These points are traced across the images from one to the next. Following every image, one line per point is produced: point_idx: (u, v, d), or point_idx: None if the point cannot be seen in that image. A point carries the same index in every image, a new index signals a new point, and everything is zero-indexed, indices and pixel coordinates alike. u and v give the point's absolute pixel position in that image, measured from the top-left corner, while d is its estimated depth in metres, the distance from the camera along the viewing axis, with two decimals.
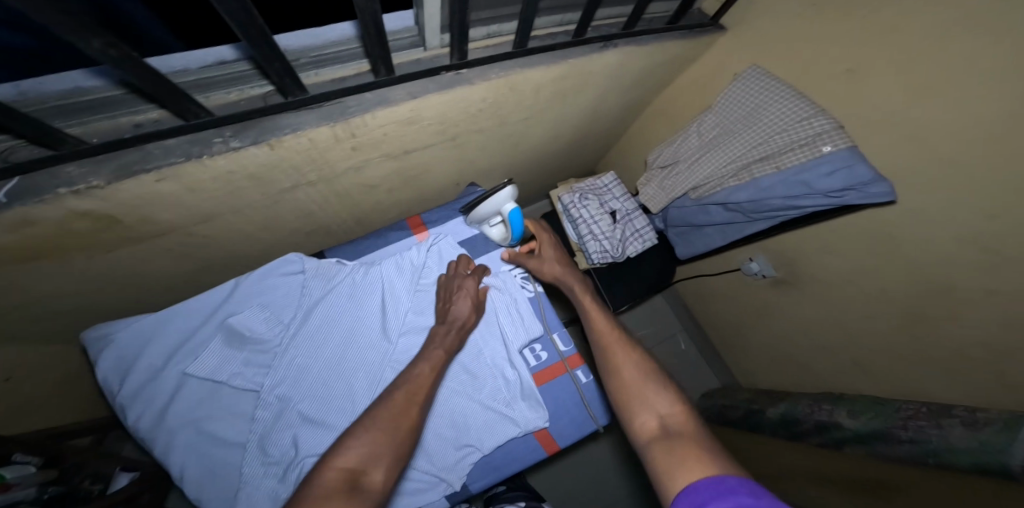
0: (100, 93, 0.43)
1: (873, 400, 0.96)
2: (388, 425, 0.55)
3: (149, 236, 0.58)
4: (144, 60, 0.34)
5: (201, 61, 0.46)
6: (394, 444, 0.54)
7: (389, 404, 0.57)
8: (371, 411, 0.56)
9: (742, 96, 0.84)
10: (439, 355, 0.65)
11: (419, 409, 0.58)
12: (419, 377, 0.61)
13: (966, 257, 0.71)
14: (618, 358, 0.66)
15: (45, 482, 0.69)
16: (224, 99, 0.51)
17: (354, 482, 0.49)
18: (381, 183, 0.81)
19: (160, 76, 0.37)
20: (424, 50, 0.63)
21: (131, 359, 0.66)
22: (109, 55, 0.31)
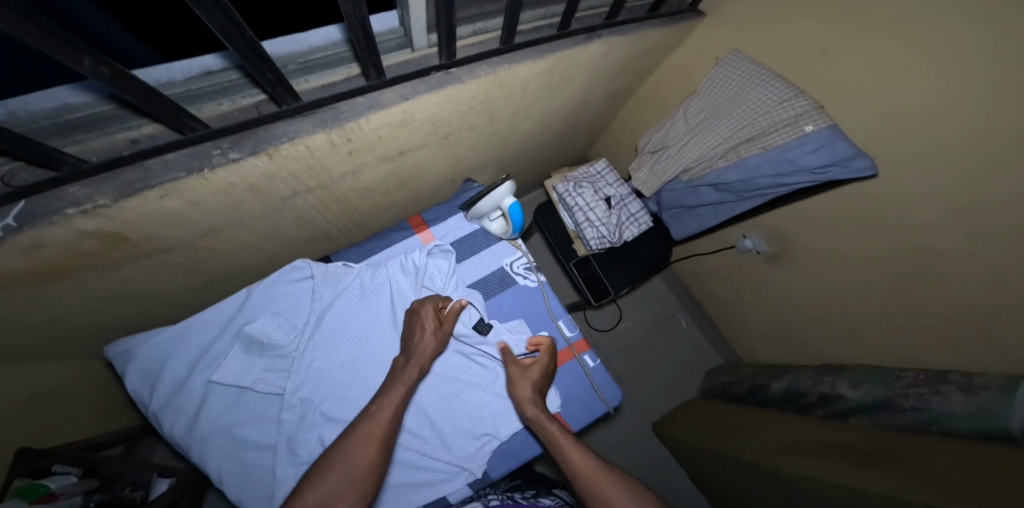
0: (90, 110, 0.45)
1: (872, 369, 0.98)
2: (349, 483, 0.55)
3: (157, 251, 0.61)
4: (133, 73, 0.36)
5: (187, 72, 0.48)
6: (353, 489, 0.55)
7: (352, 454, 0.57)
8: (331, 458, 0.57)
9: (725, 80, 0.86)
10: (399, 391, 0.64)
11: (377, 452, 0.58)
12: (376, 419, 0.61)
13: (951, 224, 0.73)
14: (597, 481, 0.60)
15: (89, 490, 0.81)
16: (217, 110, 0.53)
17: None
18: (378, 185, 0.83)
19: (153, 91, 0.39)
20: (412, 50, 0.65)
21: (156, 371, 0.70)
22: (101, 71, 0.33)
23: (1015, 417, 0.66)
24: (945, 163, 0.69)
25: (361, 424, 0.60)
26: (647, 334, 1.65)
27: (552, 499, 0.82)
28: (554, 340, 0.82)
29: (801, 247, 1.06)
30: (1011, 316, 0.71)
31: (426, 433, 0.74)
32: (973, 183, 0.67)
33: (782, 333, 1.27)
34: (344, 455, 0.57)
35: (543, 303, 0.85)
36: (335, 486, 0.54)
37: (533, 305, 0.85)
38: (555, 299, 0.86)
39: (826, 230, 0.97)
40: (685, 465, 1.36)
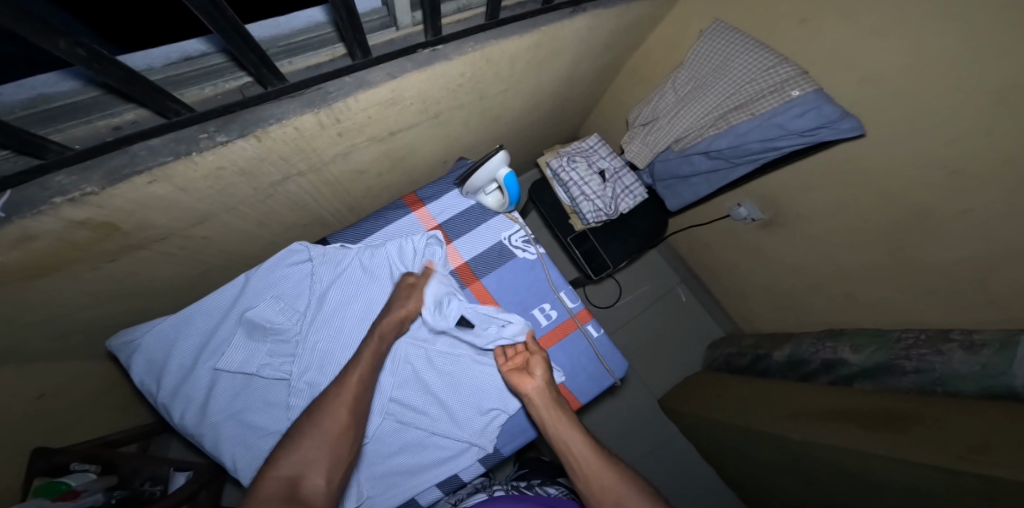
0: (72, 97, 0.43)
1: (873, 332, 0.99)
2: (326, 449, 0.60)
3: (149, 242, 0.60)
4: (114, 59, 0.34)
5: (163, 59, 0.46)
6: (329, 452, 0.60)
7: (326, 422, 0.61)
8: (308, 428, 0.61)
9: (711, 50, 0.85)
10: (371, 355, 0.67)
11: (348, 417, 0.62)
12: (347, 387, 0.64)
13: (942, 180, 0.72)
14: (599, 475, 0.65)
15: (108, 488, 0.83)
16: (200, 95, 0.50)
17: (293, 487, 0.57)
18: (370, 167, 0.83)
19: (134, 75, 0.37)
20: (396, 29, 0.63)
21: (161, 361, 0.70)
22: (78, 55, 0.31)
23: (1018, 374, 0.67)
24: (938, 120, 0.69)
25: (332, 392, 0.63)
26: (648, 309, 1.66)
27: (557, 488, 0.85)
28: (556, 311, 0.82)
29: (796, 213, 1.06)
30: (1007, 271, 0.71)
31: (433, 410, 0.76)
32: (962, 138, 0.66)
33: (781, 301, 1.27)
34: (317, 425, 0.61)
35: (543, 274, 0.84)
36: (310, 452, 0.59)
37: (533, 277, 0.84)
38: (554, 270, 0.85)
39: (818, 194, 0.97)
40: (690, 436, 1.39)
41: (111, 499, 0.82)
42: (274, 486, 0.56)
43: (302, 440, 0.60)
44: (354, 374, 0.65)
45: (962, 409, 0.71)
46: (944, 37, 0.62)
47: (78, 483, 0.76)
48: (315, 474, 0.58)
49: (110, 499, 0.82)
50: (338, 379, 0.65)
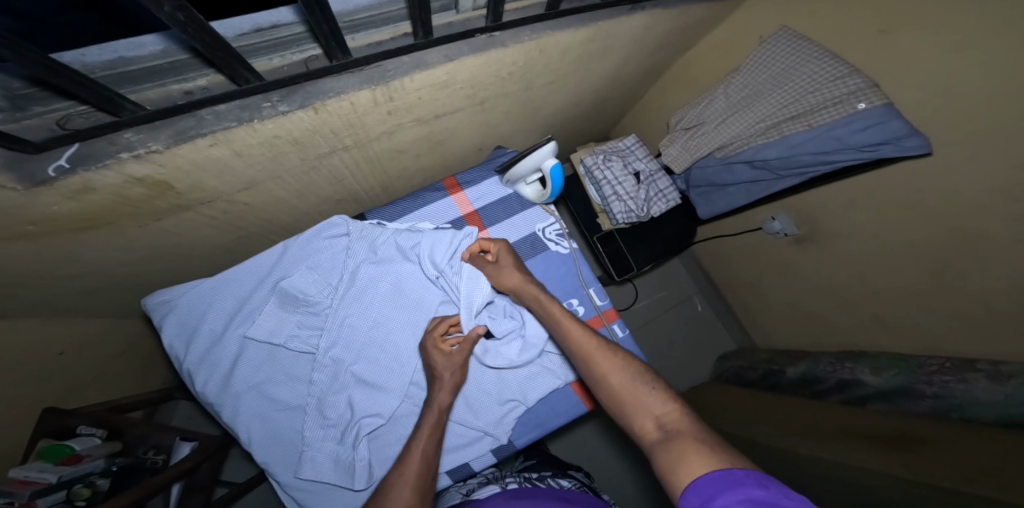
0: (150, 61, 0.41)
1: (896, 356, 0.99)
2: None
3: (195, 205, 0.60)
4: (203, 20, 0.35)
5: (238, 29, 0.44)
6: None
7: (393, 493, 0.55)
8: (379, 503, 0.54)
9: (772, 58, 0.85)
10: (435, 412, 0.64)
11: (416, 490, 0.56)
12: (415, 450, 0.60)
13: (1001, 207, 0.71)
14: (601, 364, 0.58)
15: (110, 454, 0.79)
16: (268, 65, 0.50)
17: None
18: (411, 147, 0.82)
19: (209, 29, 0.36)
20: (456, 13, 0.62)
21: (193, 323, 0.70)
22: (177, 18, 0.32)
23: None
24: (998, 148, 0.68)
25: (399, 462, 0.59)
26: (661, 315, 1.66)
27: (570, 481, 0.85)
28: (584, 307, 0.82)
29: (832, 231, 1.06)
30: None
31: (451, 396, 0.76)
32: None
33: (802, 318, 1.27)
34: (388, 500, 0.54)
35: (575, 269, 0.84)
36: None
37: (564, 271, 0.83)
38: (586, 266, 0.84)
39: (860, 213, 0.98)
40: None
41: (112, 467, 0.77)
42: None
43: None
44: (419, 440, 0.61)
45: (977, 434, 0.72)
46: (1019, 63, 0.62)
47: (82, 447, 0.74)
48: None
49: (112, 465, 0.77)
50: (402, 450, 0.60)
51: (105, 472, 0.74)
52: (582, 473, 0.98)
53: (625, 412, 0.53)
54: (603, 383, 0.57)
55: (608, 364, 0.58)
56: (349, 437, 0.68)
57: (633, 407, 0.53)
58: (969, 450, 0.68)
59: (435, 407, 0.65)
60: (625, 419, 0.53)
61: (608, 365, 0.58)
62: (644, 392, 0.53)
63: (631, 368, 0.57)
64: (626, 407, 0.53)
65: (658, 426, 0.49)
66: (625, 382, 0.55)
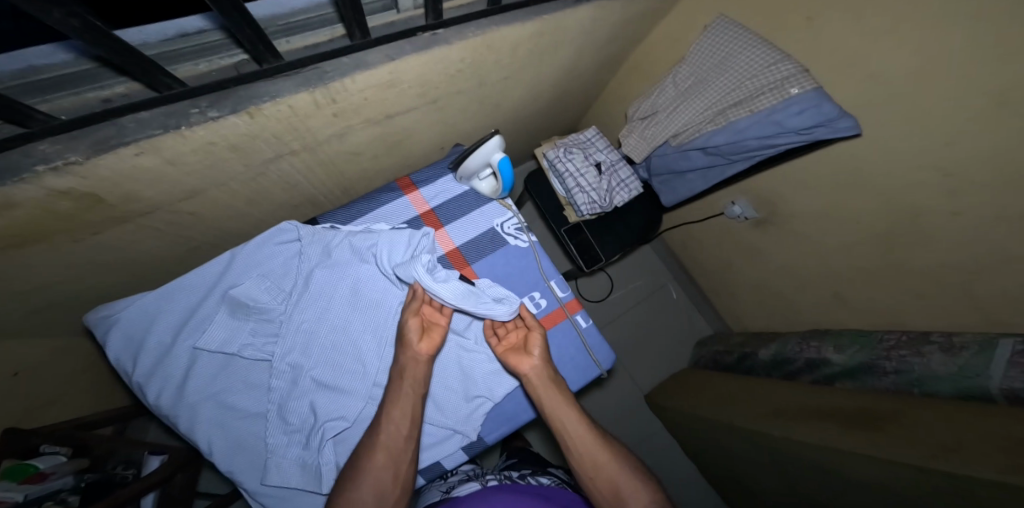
0: (63, 70, 0.41)
1: (857, 333, 1.03)
2: (375, 491, 0.58)
3: (134, 215, 0.59)
4: (110, 30, 0.33)
5: (161, 35, 0.43)
6: (387, 491, 0.59)
7: (366, 461, 0.59)
8: (354, 471, 0.59)
9: (713, 46, 0.87)
10: (407, 383, 0.66)
11: (389, 459, 0.60)
12: (387, 422, 0.62)
13: (938, 184, 0.76)
14: (599, 460, 0.63)
15: (79, 470, 0.80)
16: (195, 71, 0.48)
17: None
18: (365, 149, 0.82)
19: (125, 44, 0.35)
20: (397, 12, 0.61)
21: (140, 337, 0.69)
22: (71, 25, 0.30)
23: (995, 377, 0.70)
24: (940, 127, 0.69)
25: (372, 432, 0.62)
26: (639, 304, 1.68)
27: (550, 478, 0.86)
28: (546, 300, 0.83)
29: (791, 212, 1.10)
30: (992, 276, 0.76)
31: None
32: (956, 141, 0.70)
33: (772, 300, 1.30)
34: (358, 472, 0.59)
35: (535, 262, 0.85)
36: (358, 492, 0.57)
37: (524, 265, 0.84)
38: (546, 258, 0.85)
39: (816, 194, 1.01)
40: (675, 433, 1.41)
41: (81, 483, 0.79)
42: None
43: (350, 485, 0.58)
44: (392, 410, 0.64)
45: (938, 407, 0.74)
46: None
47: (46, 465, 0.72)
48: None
49: (81, 482, 0.79)
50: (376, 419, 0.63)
51: (73, 490, 0.77)
52: (561, 469, 0.99)
53: None
54: (598, 476, 0.62)
55: (605, 459, 0.63)
56: (313, 440, 0.68)
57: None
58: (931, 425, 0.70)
59: (408, 378, 0.67)
60: None
61: (606, 459, 0.63)
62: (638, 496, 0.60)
63: (626, 466, 0.63)
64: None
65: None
66: (625, 486, 0.61)
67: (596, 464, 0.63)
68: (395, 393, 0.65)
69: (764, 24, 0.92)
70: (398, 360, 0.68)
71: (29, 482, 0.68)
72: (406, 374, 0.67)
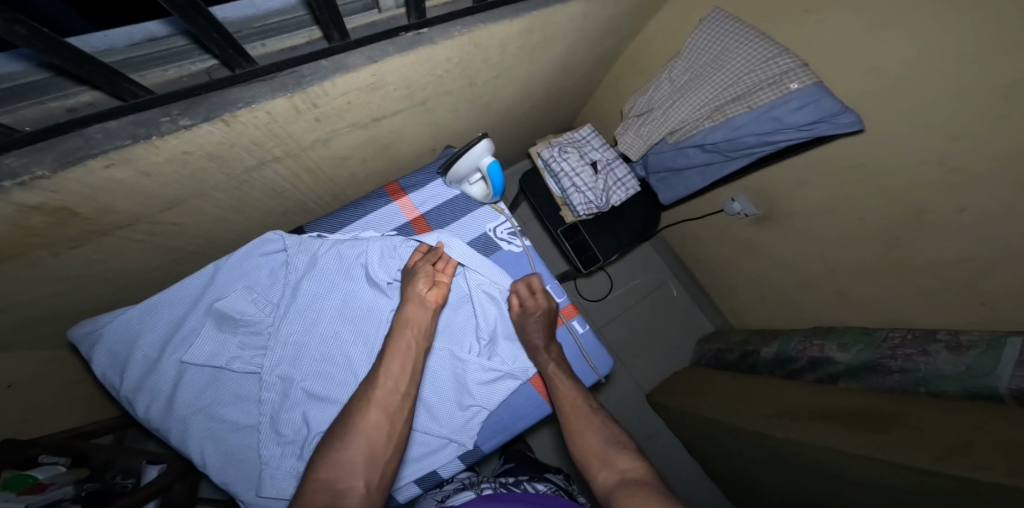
0: (16, 78, 0.39)
1: (861, 330, 1.01)
2: (365, 452, 0.57)
3: (113, 229, 0.57)
4: (57, 37, 0.30)
5: (127, 39, 0.41)
6: (374, 449, 0.58)
7: (358, 421, 0.59)
8: (344, 430, 0.58)
9: (708, 40, 0.84)
10: (407, 340, 0.66)
11: (383, 418, 0.60)
12: (383, 379, 0.62)
13: (941, 178, 0.74)
14: (580, 427, 0.69)
15: (80, 480, 0.78)
16: (162, 78, 0.46)
17: (334, 489, 0.53)
18: (353, 153, 0.80)
19: (80, 55, 0.32)
20: (378, 12, 0.59)
21: (125, 353, 0.67)
22: (15, 33, 0.27)
23: (1003, 377, 0.68)
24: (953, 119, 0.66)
25: (366, 388, 0.62)
26: (639, 302, 1.66)
27: (546, 484, 0.85)
28: None
29: (791, 208, 1.07)
30: (999, 272, 0.74)
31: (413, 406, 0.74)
32: (961, 136, 0.68)
33: (775, 297, 1.28)
34: (350, 428, 0.58)
35: (529, 267, 0.83)
36: (347, 452, 0.56)
37: (519, 270, 0.83)
38: (540, 264, 0.84)
39: (816, 190, 0.99)
40: (677, 432, 1.40)
41: (83, 492, 0.77)
42: (319, 485, 0.54)
43: (335, 445, 0.57)
44: (391, 365, 0.63)
45: (945, 408, 0.72)
46: (974, 27, 0.60)
47: (45, 476, 0.69)
48: (353, 477, 0.55)
49: (82, 491, 0.77)
50: (371, 376, 0.63)
51: (76, 498, 0.75)
52: (559, 474, 0.98)
53: (593, 465, 0.65)
54: (579, 441, 0.68)
55: (590, 425, 0.68)
56: (306, 451, 0.67)
57: (601, 462, 0.64)
58: (939, 427, 0.68)
59: (411, 326, 0.67)
60: (593, 472, 0.64)
61: (586, 427, 0.69)
62: (612, 451, 0.65)
63: (603, 431, 0.68)
64: (596, 462, 0.65)
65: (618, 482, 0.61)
66: (600, 442, 0.67)
67: (577, 432, 0.68)
68: (393, 349, 0.65)
69: (756, 18, 0.90)
70: (403, 311, 0.68)
71: (30, 493, 0.65)
72: (411, 324, 0.67)
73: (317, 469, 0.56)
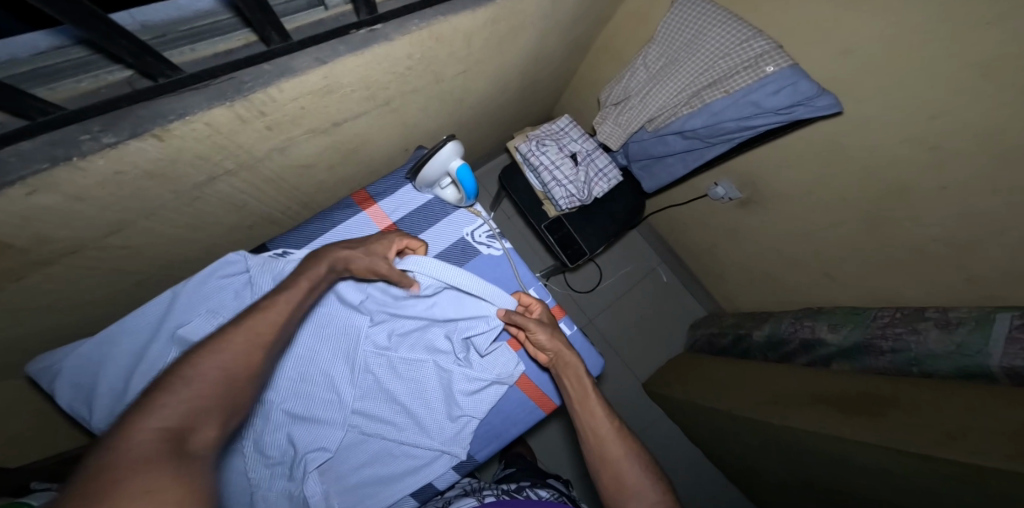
0: None
1: (850, 310, 1.00)
2: (233, 361, 0.44)
3: (56, 258, 0.53)
4: None
5: (30, 47, 0.36)
6: (239, 379, 0.43)
7: (231, 354, 0.44)
8: (176, 369, 0.41)
9: (681, 23, 0.80)
10: (300, 288, 0.57)
11: (268, 354, 0.48)
12: (267, 316, 0.51)
13: (922, 157, 0.72)
14: (614, 453, 0.63)
15: None
16: (73, 90, 0.41)
17: (178, 439, 0.34)
18: (317, 160, 0.76)
19: None
20: (325, 9, 0.54)
21: (90, 385, 0.64)
22: None
23: (993, 354, 0.67)
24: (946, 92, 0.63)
25: (235, 326, 0.48)
26: (629, 291, 1.65)
27: (547, 490, 0.84)
28: None
29: (774, 191, 1.05)
30: (983, 248, 0.73)
31: (401, 419, 0.73)
32: (940, 115, 0.65)
33: (764, 279, 1.27)
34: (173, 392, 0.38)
35: (511, 270, 0.82)
36: (201, 384, 0.40)
37: (500, 274, 0.81)
38: (521, 265, 0.83)
39: (798, 172, 0.96)
40: (675, 418, 1.40)
41: None
42: (146, 435, 0.33)
43: (188, 379, 0.40)
44: (272, 309, 0.52)
45: (939, 390, 0.71)
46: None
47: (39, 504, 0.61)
48: (203, 424, 0.38)
49: None
50: (247, 314, 0.50)
51: None
52: (559, 477, 0.97)
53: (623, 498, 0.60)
54: (610, 468, 0.63)
55: (619, 453, 0.63)
56: (297, 472, 0.66)
57: (631, 493, 0.60)
58: (935, 409, 0.66)
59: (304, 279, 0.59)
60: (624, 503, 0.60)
61: (621, 454, 0.63)
62: (643, 481, 0.61)
63: (640, 466, 0.62)
64: (627, 495, 0.60)
65: None
66: (633, 474, 0.61)
67: (608, 458, 0.63)
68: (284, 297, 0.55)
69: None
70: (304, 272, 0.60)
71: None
72: (303, 276, 0.59)
73: (119, 441, 0.32)
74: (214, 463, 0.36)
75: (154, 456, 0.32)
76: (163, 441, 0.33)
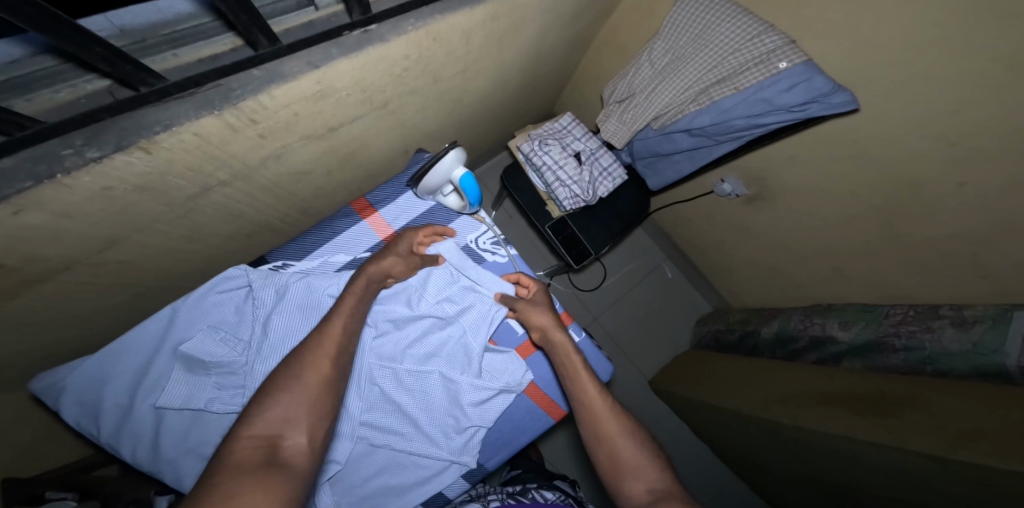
0: None
1: (861, 307, 0.98)
2: (307, 381, 0.56)
3: (49, 276, 0.51)
4: None
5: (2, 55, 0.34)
6: (313, 399, 0.56)
7: (305, 373, 0.56)
8: (270, 386, 0.55)
9: (688, 17, 0.76)
10: (348, 304, 0.63)
11: (333, 368, 0.59)
12: (328, 333, 0.60)
13: (938, 153, 0.69)
14: (610, 432, 0.63)
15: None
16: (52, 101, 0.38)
17: (273, 450, 0.50)
18: (314, 166, 0.74)
19: None
20: (316, 9, 0.52)
21: (94, 402, 0.64)
22: None
23: (1011, 353, 0.65)
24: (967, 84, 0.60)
25: (303, 352, 0.58)
26: (634, 288, 1.63)
27: (554, 492, 0.82)
28: None
29: (783, 187, 1.03)
30: (1001, 244, 0.70)
31: (408, 429, 0.72)
32: (959, 109, 0.63)
33: (773, 275, 1.25)
34: (267, 402, 0.53)
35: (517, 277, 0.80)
36: (286, 404, 0.54)
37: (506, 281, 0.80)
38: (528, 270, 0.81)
39: (809, 167, 0.94)
40: (682, 416, 1.39)
41: None
42: (249, 448, 0.49)
43: (275, 397, 0.54)
44: (333, 326, 0.61)
45: (955, 390, 0.69)
46: None
47: None
48: (295, 434, 0.53)
49: None
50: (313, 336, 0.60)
51: None
52: (566, 479, 0.96)
53: (621, 476, 0.59)
54: (606, 446, 0.62)
55: (615, 431, 0.63)
56: None
57: (630, 471, 0.59)
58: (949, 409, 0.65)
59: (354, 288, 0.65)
60: (622, 480, 0.59)
61: (618, 431, 0.63)
62: (641, 458, 0.60)
63: (636, 442, 0.62)
64: (625, 473, 0.59)
65: (652, 494, 0.56)
66: (631, 451, 0.61)
67: (604, 437, 0.63)
68: (336, 314, 0.62)
69: None
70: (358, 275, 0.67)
71: None
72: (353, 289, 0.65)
73: (234, 447, 0.48)
74: (303, 467, 0.51)
75: (257, 467, 0.47)
76: (262, 453, 0.49)
